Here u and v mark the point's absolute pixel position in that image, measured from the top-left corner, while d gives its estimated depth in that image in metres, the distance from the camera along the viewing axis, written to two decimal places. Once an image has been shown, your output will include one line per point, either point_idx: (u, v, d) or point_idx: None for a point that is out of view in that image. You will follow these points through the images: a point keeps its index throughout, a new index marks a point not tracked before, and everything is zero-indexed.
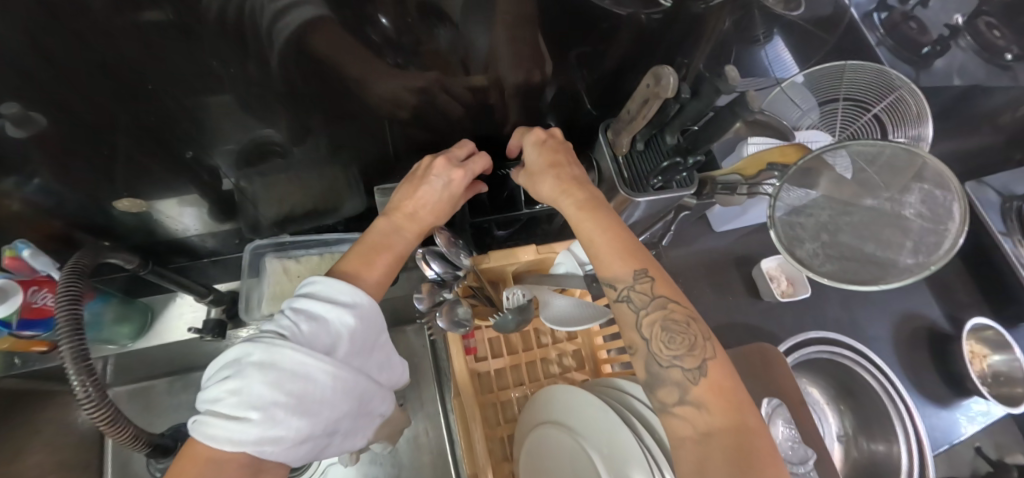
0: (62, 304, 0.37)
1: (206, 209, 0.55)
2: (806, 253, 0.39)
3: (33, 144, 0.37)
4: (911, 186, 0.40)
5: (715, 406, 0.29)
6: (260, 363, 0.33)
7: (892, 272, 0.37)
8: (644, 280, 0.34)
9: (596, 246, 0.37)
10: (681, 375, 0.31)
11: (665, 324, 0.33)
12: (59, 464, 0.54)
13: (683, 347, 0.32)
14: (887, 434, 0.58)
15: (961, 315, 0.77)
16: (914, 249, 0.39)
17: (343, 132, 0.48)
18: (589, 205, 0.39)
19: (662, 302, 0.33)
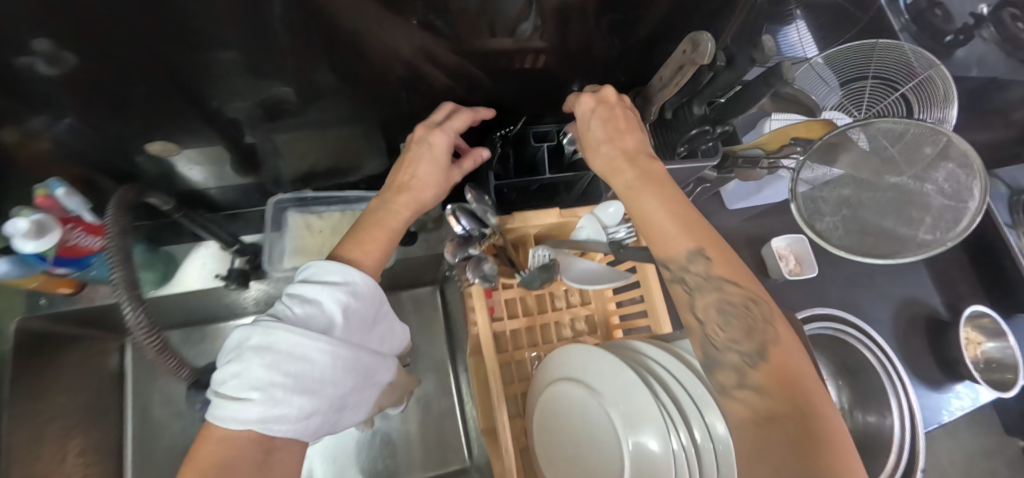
0: (112, 231, 0.38)
1: (228, 161, 0.54)
2: (825, 227, 0.40)
3: (62, 83, 0.37)
4: (938, 164, 0.41)
5: (777, 388, 0.27)
6: (256, 346, 0.33)
7: (908, 247, 0.39)
8: (701, 262, 0.32)
9: (644, 223, 0.36)
10: (739, 360, 0.29)
11: (721, 306, 0.31)
12: (76, 406, 0.55)
13: (745, 338, 0.29)
14: (881, 408, 0.59)
15: (957, 303, 0.80)
16: (936, 223, 0.40)
17: (366, 91, 0.48)
18: (639, 183, 0.37)
19: (717, 285, 0.31)
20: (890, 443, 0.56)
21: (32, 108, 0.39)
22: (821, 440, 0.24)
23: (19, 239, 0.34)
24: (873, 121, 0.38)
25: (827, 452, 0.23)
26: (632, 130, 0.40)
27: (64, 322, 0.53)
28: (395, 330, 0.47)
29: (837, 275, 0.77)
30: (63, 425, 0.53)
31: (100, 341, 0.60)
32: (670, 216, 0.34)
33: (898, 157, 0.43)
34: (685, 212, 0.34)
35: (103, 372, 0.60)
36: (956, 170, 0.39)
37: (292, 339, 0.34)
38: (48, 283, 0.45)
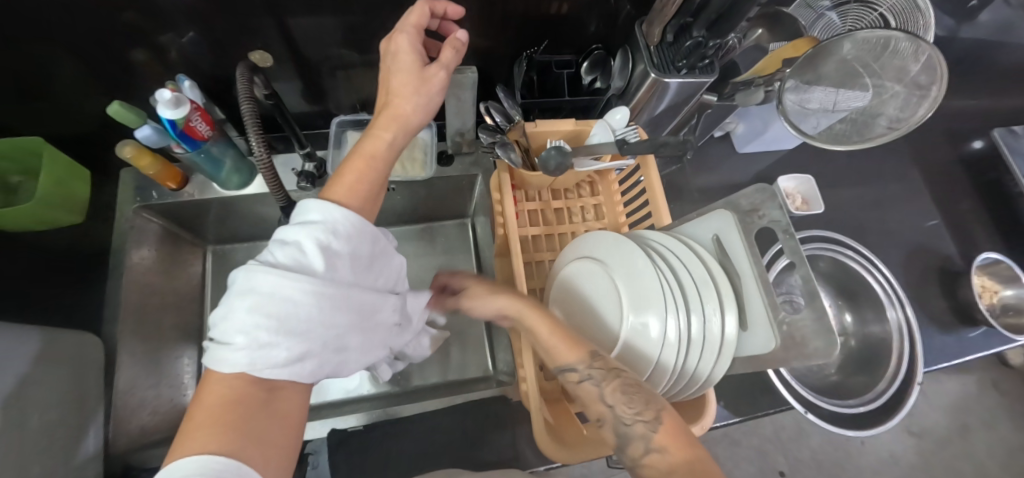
0: (241, 72, 0.44)
1: (299, 89, 0.65)
2: (806, 127, 0.53)
3: (190, 5, 0.48)
4: (887, 84, 0.53)
5: (671, 445, 0.34)
6: (244, 297, 0.33)
7: (867, 136, 0.52)
8: (599, 359, 0.41)
9: (558, 343, 0.42)
10: (645, 430, 0.35)
11: (623, 388, 0.38)
12: (173, 290, 0.66)
13: (643, 403, 0.37)
14: (881, 316, 0.64)
15: (971, 252, 0.83)
16: (890, 123, 0.52)
17: (416, 24, 0.57)
18: (536, 305, 0.45)
19: (616, 373, 0.40)
20: (891, 354, 0.61)
21: (169, 24, 0.50)
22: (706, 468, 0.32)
23: (160, 106, 0.45)
24: (852, 35, 0.47)
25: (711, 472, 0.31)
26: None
27: (167, 216, 0.64)
28: (394, 262, 0.47)
29: (848, 222, 0.81)
30: (165, 304, 0.64)
31: (189, 245, 0.71)
32: (556, 331, 0.43)
33: (869, 71, 0.53)
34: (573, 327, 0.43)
35: (193, 271, 0.71)
36: (924, 73, 0.49)
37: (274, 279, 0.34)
38: (161, 172, 0.57)
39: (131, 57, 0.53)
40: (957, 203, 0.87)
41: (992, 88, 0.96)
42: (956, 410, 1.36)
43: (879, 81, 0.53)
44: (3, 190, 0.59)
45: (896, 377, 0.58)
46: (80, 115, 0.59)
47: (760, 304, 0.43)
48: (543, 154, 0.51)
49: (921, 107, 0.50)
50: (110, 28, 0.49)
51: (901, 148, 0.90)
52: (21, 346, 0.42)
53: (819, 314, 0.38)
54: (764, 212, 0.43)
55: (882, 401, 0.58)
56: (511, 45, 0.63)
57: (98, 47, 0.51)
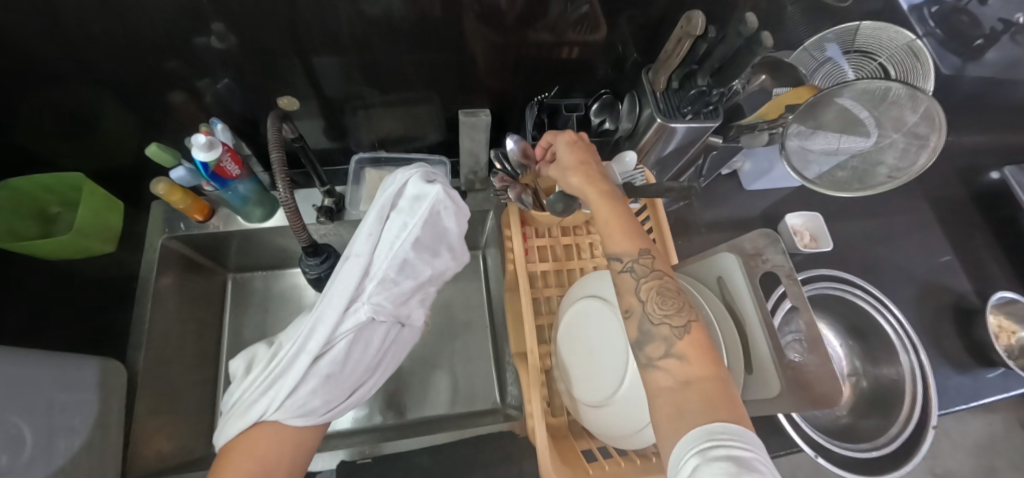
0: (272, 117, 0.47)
1: (322, 127, 0.69)
2: (811, 173, 0.53)
3: (227, 54, 0.52)
4: (886, 133, 0.55)
5: (694, 357, 0.37)
6: (245, 389, 0.50)
7: (869, 183, 0.53)
8: (648, 256, 0.42)
9: (614, 231, 0.44)
10: (670, 333, 0.39)
11: (659, 290, 0.41)
12: (195, 318, 0.69)
13: (678, 309, 0.40)
14: (892, 359, 0.63)
15: (987, 290, 0.82)
16: (891, 171, 0.53)
17: (434, 69, 0.61)
18: (608, 195, 0.46)
19: (660, 274, 0.42)
20: (905, 398, 0.59)
21: (206, 71, 0.54)
22: (718, 396, 0.34)
23: (195, 149, 0.48)
24: (852, 84, 0.50)
25: (720, 398, 0.34)
26: (590, 166, 0.50)
27: (191, 246, 0.67)
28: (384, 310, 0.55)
29: (859, 259, 0.81)
30: (185, 330, 0.66)
31: (210, 273, 0.73)
32: (610, 212, 0.45)
33: (869, 118, 0.55)
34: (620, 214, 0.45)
35: (213, 297, 0.74)
36: (922, 124, 0.52)
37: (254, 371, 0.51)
38: (190, 206, 0.60)
39: (169, 99, 0.58)
40: (971, 240, 0.86)
41: (1000, 125, 0.97)
42: (984, 452, 1.31)
43: (878, 129, 0.55)
44: (42, 219, 0.63)
45: (911, 419, 0.57)
46: (118, 150, 0.63)
47: (764, 348, 0.44)
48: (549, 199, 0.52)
49: (920, 157, 0.52)
50: (153, 74, 0.53)
51: (912, 185, 0.90)
52: (52, 370, 0.45)
53: (823, 360, 0.39)
54: (767, 257, 0.45)
55: (895, 446, 0.57)
56: (523, 87, 0.67)
57: (140, 90, 0.55)
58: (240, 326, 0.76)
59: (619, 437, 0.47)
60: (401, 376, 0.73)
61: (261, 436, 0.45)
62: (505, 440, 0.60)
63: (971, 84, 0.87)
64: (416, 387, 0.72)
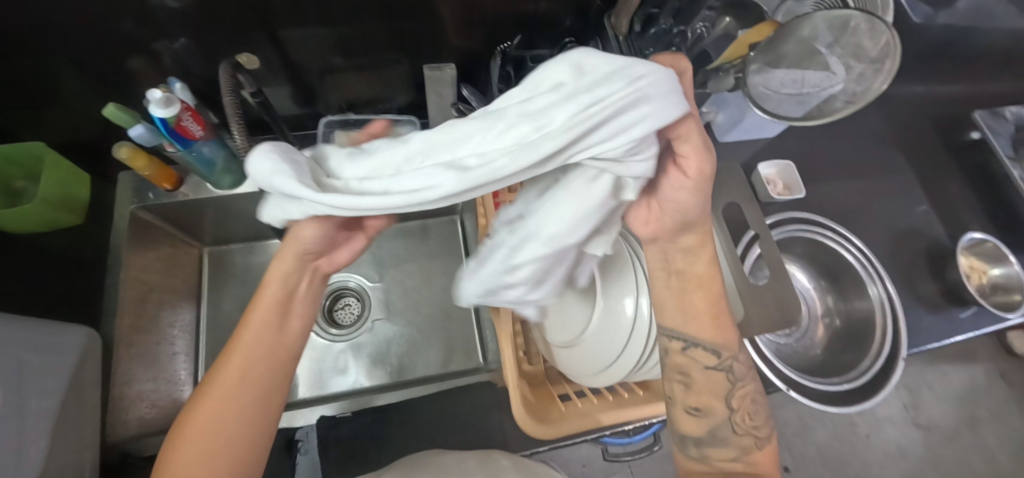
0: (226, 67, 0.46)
1: (288, 92, 0.68)
2: (769, 103, 0.54)
3: (181, 13, 0.51)
4: (845, 63, 0.55)
5: (763, 462, 0.42)
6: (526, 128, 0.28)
7: (827, 111, 0.53)
8: (740, 354, 0.43)
9: (710, 322, 0.42)
10: (750, 444, 0.42)
11: (751, 400, 0.43)
12: (171, 290, 0.68)
13: (761, 422, 0.43)
14: (862, 297, 0.64)
15: (958, 233, 0.83)
16: (849, 98, 0.54)
17: (397, 26, 0.59)
18: (688, 284, 0.43)
19: (748, 378, 0.44)
20: (876, 332, 0.60)
21: (161, 31, 0.53)
22: None
23: (151, 106, 0.47)
24: (810, 14, 0.50)
25: None
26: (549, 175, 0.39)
27: (163, 217, 0.67)
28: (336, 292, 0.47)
29: (833, 208, 0.82)
30: (161, 302, 0.66)
31: (185, 246, 0.73)
32: (717, 305, 0.43)
33: (828, 49, 0.55)
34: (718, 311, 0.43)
35: (190, 271, 0.73)
36: (879, 50, 0.52)
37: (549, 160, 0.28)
38: (156, 174, 0.59)
39: (128, 65, 0.57)
40: (943, 187, 0.87)
41: (972, 73, 0.98)
42: (964, 401, 1.35)
43: (838, 59, 0.54)
44: (8, 194, 0.62)
45: (882, 353, 0.58)
46: (80, 121, 0.62)
47: (728, 278, 0.46)
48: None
49: (878, 80, 0.52)
50: (108, 37, 0.52)
51: (887, 135, 0.91)
52: (22, 333, 0.45)
53: (783, 284, 0.44)
54: None
55: (866, 378, 0.58)
56: (490, 43, 0.66)
57: (97, 56, 0.54)
58: (219, 299, 0.75)
59: (595, 375, 0.48)
60: (383, 341, 0.74)
61: (238, 355, 0.40)
62: (486, 392, 0.61)
63: (943, 32, 0.87)
64: (399, 351, 0.73)
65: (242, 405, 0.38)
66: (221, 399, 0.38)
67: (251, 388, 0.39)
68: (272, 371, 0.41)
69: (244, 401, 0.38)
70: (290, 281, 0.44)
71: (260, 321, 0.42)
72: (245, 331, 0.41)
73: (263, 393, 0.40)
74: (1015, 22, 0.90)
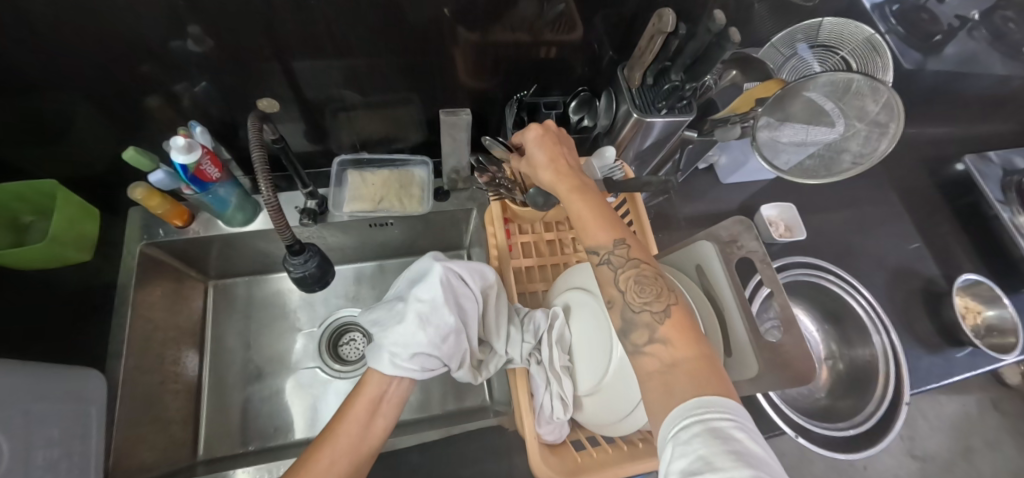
0: (251, 116, 0.46)
1: (302, 130, 0.68)
2: (780, 160, 0.56)
3: (204, 58, 0.52)
4: (849, 123, 0.57)
5: (678, 340, 0.38)
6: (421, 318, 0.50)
7: (835, 170, 0.55)
8: (622, 247, 0.43)
9: (585, 221, 0.45)
10: (652, 320, 0.39)
11: (637, 278, 0.42)
12: (175, 325, 0.68)
13: (653, 295, 0.41)
14: (865, 342, 0.65)
15: (953, 273, 0.86)
16: (855, 158, 0.56)
17: (412, 71, 0.61)
18: (577, 186, 0.47)
19: (635, 262, 0.42)
20: (879, 376, 0.62)
21: (183, 75, 0.54)
22: (703, 378, 0.34)
23: (174, 152, 0.48)
24: (817, 76, 0.51)
25: (709, 376, 0.35)
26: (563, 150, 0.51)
27: (170, 252, 0.66)
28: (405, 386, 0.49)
29: (832, 248, 0.84)
30: (165, 340, 0.65)
31: (191, 280, 0.72)
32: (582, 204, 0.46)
33: (834, 108, 0.57)
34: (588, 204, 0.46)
35: (193, 306, 0.72)
36: (882, 111, 0.54)
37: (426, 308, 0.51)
38: (169, 212, 0.59)
39: (146, 103, 0.57)
40: (936, 226, 0.90)
41: (957, 115, 1.02)
42: (960, 432, 1.36)
43: (841, 118, 0.57)
44: (13, 229, 0.61)
45: (886, 398, 0.60)
46: (93, 157, 0.62)
47: (742, 332, 0.45)
48: (530, 192, 0.54)
49: (882, 143, 0.55)
50: (129, 78, 0.53)
51: (881, 175, 0.94)
52: (30, 379, 0.44)
53: (796, 338, 0.42)
54: (742, 243, 0.47)
55: (871, 423, 0.59)
56: (503, 86, 0.68)
57: (117, 95, 0.55)
58: (223, 334, 0.75)
59: (613, 424, 0.48)
60: None
61: (320, 450, 0.42)
62: (495, 435, 0.61)
63: (933, 78, 0.92)
64: None
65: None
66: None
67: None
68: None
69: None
70: (385, 381, 0.48)
71: (350, 419, 0.45)
72: (340, 425, 0.44)
73: None
74: (999, 69, 0.95)
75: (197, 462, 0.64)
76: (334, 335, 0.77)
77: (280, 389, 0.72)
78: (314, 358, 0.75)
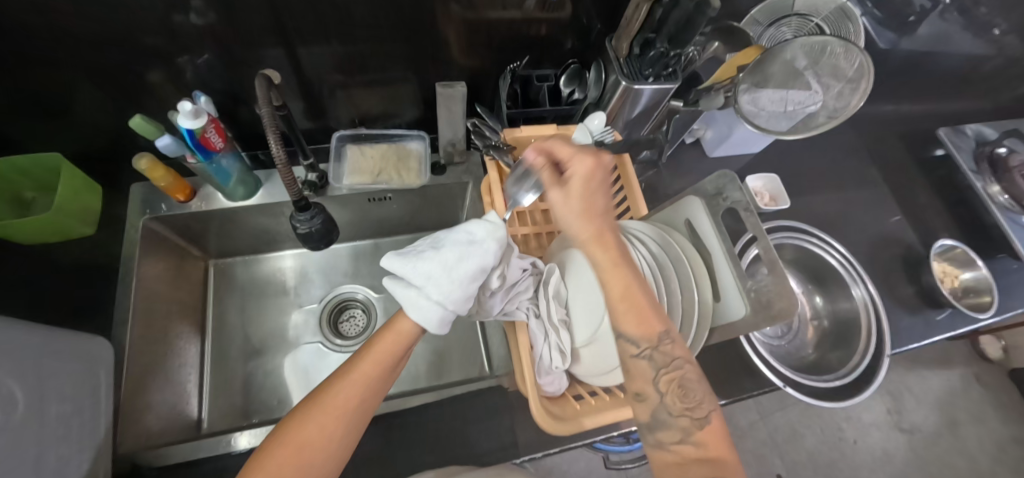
0: (259, 83, 0.48)
1: (301, 107, 0.70)
2: (759, 117, 0.59)
3: (206, 30, 0.54)
4: (826, 83, 0.60)
5: (711, 442, 0.39)
6: (450, 272, 0.47)
7: (813, 125, 0.59)
8: (667, 344, 0.42)
9: (624, 296, 0.43)
10: (688, 425, 0.40)
11: (682, 381, 0.41)
12: (177, 300, 0.69)
13: (696, 402, 0.41)
14: (850, 304, 0.68)
15: (930, 241, 0.89)
16: (830, 114, 0.60)
17: (406, 47, 0.63)
18: (619, 261, 0.44)
19: (680, 363, 0.42)
20: (862, 329, 0.65)
21: (186, 48, 0.55)
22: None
23: (182, 117, 0.49)
24: (791, 39, 0.54)
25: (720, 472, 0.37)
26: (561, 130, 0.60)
27: (173, 228, 0.68)
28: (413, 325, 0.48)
29: (815, 218, 0.87)
30: (168, 314, 0.66)
31: (192, 258, 0.74)
32: (630, 279, 0.43)
33: (806, 69, 0.59)
34: (633, 284, 0.43)
35: (195, 284, 0.74)
36: (854, 70, 0.58)
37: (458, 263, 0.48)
38: (172, 185, 0.61)
39: (148, 79, 0.59)
40: (914, 197, 0.94)
41: (932, 94, 1.07)
42: (944, 405, 1.41)
43: (818, 80, 0.60)
44: (16, 205, 0.62)
45: (868, 350, 0.62)
46: (95, 133, 0.63)
47: (730, 279, 0.48)
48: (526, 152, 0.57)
49: (855, 98, 0.58)
50: (133, 53, 0.54)
51: (861, 150, 0.98)
52: (38, 339, 0.45)
53: (778, 278, 0.42)
54: (728, 194, 0.48)
55: (856, 374, 0.62)
56: (496, 62, 0.70)
57: (121, 69, 0.56)
58: (225, 312, 0.76)
59: (601, 376, 0.51)
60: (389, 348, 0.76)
61: (346, 386, 0.44)
62: (495, 397, 0.62)
63: (909, 55, 0.96)
64: (405, 361, 0.75)
65: (335, 435, 0.42)
66: (321, 424, 0.42)
67: (344, 421, 0.43)
68: (365, 418, 0.45)
69: (335, 433, 0.42)
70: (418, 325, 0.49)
71: (377, 359, 0.46)
72: (362, 359, 0.46)
73: (358, 428, 0.44)
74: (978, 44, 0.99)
75: (202, 434, 0.65)
76: (334, 312, 0.79)
77: (283, 363, 0.73)
78: (314, 333, 0.76)
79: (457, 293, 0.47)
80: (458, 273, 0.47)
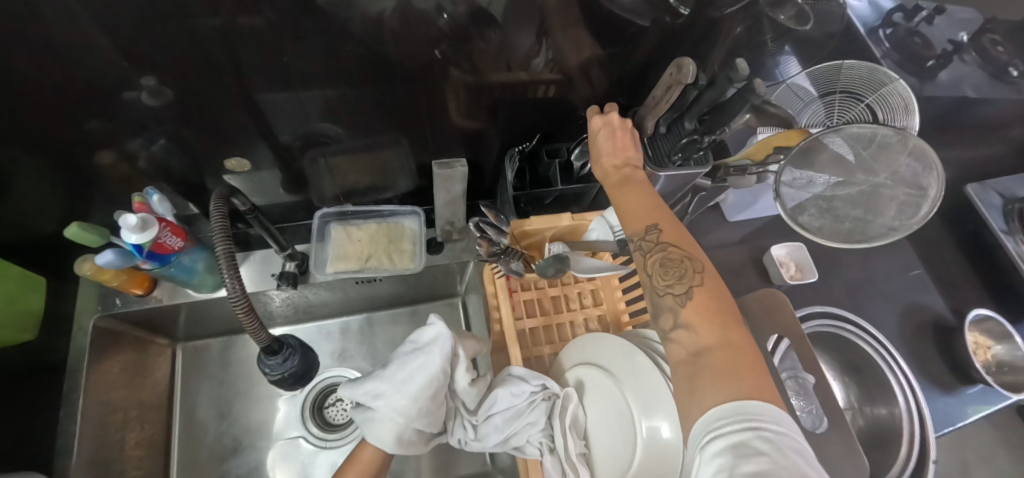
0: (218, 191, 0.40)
1: (280, 180, 0.62)
2: (807, 219, 0.52)
3: (162, 113, 0.46)
4: (877, 176, 0.53)
5: (700, 324, 0.36)
6: (400, 384, 0.46)
7: (873, 232, 0.51)
8: (655, 233, 0.42)
9: (627, 213, 0.45)
10: (674, 304, 0.38)
11: (665, 261, 0.40)
12: (136, 400, 0.60)
13: (676, 279, 0.39)
14: (889, 399, 0.63)
15: (959, 306, 0.84)
16: (891, 222, 0.51)
17: (399, 119, 0.56)
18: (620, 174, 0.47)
19: (663, 246, 0.41)
20: (901, 432, 0.60)
21: (138, 131, 0.47)
22: (736, 363, 0.33)
23: (125, 231, 0.41)
24: (841, 127, 0.48)
25: (729, 362, 0.33)
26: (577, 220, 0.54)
27: (131, 322, 0.59)
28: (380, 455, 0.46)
29: (840, 284, 0.81)
30: (124, 421, 0.58)
31: (156, 347, 0.65)
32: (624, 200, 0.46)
33: (859, 161, 0.53)
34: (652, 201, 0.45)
35: (158, 376, 0.65)
36: (918, 169, 0.50)
37: (408, 373, 0.46)
38: (126, 281, 0.52)
39: (97, 160, 0.50)
40: (939, 256, 0.89)
41: (953, 139, 1.01)
42: (954, 446, 1.37)
43: (869, 173, 0.53)
44: None
45: (910, 459, 0.58)
46: None
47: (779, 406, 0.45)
48: (541, 262, 0.51)
49: (923, 208, 0.50)
50: (74, 135, 0.46)
51: None
52: None
53: None
54: None
55: None
56: (500, 130, 0.63)
57: (61, 156, 0.48)
58: (194, 403, 0.67)
59: None
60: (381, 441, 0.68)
61: None
62: None
63: (932, 103, 0.91)
64: (398, 458, 0.67)
65: None
66: None
67: None
68: None
69: None
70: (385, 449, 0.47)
71: None
72: None
73: None
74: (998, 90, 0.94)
75: None
76: (318, 399, 0.70)
77: (260, 463, 0.65)
78: (298, 427, 0.68)
79: (409, 407, 0.45)
80: (405, 381, 0.46)
